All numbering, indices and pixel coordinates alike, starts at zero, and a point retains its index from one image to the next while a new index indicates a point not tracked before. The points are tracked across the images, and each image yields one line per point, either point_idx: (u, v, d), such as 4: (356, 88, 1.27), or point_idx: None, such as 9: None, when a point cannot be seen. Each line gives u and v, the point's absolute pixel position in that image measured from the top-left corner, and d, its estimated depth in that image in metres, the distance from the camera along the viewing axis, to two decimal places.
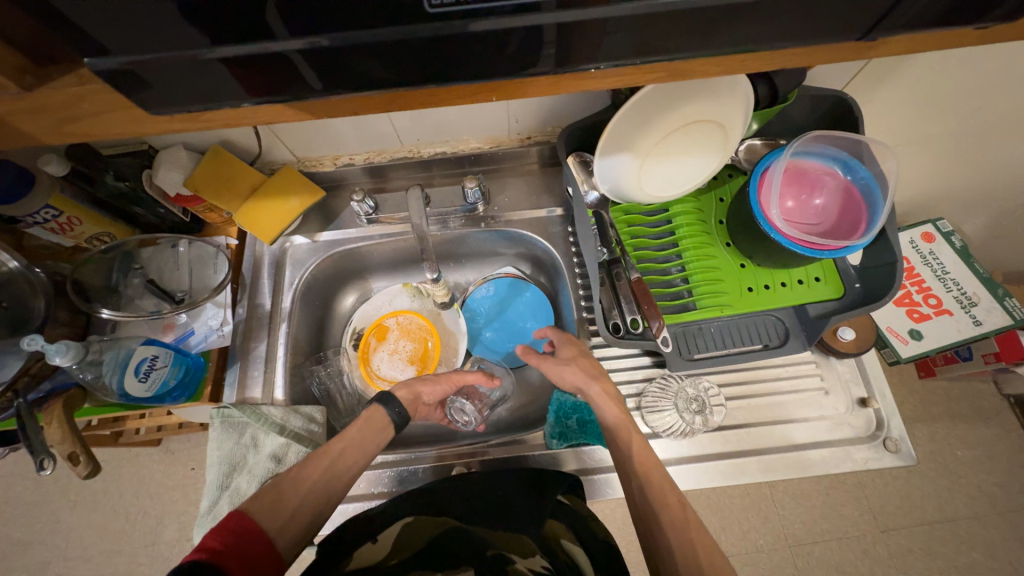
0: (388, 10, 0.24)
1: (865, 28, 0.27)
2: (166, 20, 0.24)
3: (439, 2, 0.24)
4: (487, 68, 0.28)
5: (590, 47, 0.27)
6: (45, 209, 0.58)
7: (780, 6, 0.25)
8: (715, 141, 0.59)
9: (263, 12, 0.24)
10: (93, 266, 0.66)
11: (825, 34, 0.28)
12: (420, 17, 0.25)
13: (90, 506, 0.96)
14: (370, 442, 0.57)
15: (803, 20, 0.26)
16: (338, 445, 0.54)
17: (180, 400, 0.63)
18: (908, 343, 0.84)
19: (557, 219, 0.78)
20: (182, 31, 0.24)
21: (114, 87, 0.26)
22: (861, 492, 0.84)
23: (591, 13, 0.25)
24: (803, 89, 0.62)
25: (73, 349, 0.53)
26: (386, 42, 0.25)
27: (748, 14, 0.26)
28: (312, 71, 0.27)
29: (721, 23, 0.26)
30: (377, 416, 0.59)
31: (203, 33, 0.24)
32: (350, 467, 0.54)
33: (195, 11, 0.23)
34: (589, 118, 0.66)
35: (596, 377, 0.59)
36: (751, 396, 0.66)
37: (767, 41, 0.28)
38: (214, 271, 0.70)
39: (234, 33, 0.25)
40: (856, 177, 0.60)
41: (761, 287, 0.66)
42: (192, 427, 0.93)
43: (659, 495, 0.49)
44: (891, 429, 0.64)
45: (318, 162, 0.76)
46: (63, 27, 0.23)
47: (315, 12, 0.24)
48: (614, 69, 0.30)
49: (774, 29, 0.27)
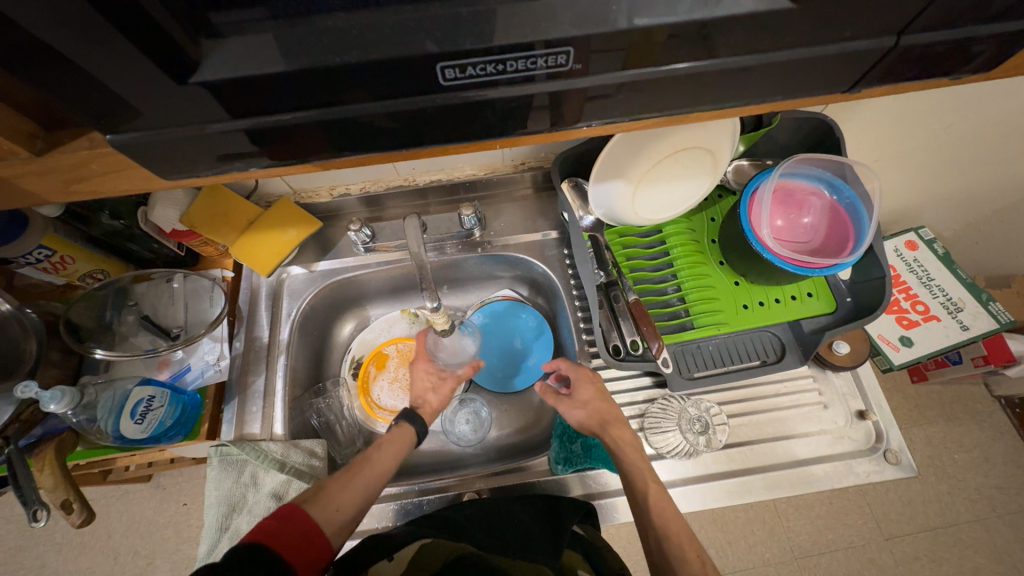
0: (401, 83, 0.26)
1: (850, 83, 0.29)
2: (194, 97, 0.25)
3: (452, 76, 0.25)
4: (490, 129, 0.29)
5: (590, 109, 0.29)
6: (38, 250, 0.58)
7: (770, 68, 0.27)
8: (705, 166, 0.60)
9: (286, 90, 0.25)
10: (85, 304, 0.65)
11: (813, 89, 0.29)
12: (435, 89, 0.26)
13: (77, 548, 0.92)
14: (399, 447, 0.63)
15: (791, 78, 0.28)
16: (377, 454, 0.60)
17: (177, 439, 0.62)
18: (900, 350, 0.86)
19: (553, 242, 0.79)
20: (209, 104, 0.26)
21: (131, 153, 0.27)
22: (863, 500, 0.85)
23: (593, 80, 0.27)
24: (786, 113, 0.65)
25: (69, 395, 0.52)
26: (397, 110, 0.27)
27: (740, 76, 0.27)
28: (327, 137, 0.28)
29: (715, 83, 0.28)
30: (407, 428, 0.65)
31: (227, 107, 0.26)
32: (387, 466, 0.59)
33: (223, 90, 0.25)
34: (581, 146, 0.68)
35: (612, 420, 0.60)
36: (752, 412, 0.66)
37: (760, 95, 0.29)
38: (210, 304, 0.69)
39: (256, 106, 0.26)
40: (841, 197, 0.62)
41: (756, 304, 0.67)
42: (184, 461, 0.91)
43: (677, 548, 0.49)
44: (890, 441, 0.64)
45: (314, 194, 0.76)
46: (90, 104, 0.24)
47: (330, 86, 0.25)
48: (602, 125, 0.31)
49: (765, 87, 0.28)
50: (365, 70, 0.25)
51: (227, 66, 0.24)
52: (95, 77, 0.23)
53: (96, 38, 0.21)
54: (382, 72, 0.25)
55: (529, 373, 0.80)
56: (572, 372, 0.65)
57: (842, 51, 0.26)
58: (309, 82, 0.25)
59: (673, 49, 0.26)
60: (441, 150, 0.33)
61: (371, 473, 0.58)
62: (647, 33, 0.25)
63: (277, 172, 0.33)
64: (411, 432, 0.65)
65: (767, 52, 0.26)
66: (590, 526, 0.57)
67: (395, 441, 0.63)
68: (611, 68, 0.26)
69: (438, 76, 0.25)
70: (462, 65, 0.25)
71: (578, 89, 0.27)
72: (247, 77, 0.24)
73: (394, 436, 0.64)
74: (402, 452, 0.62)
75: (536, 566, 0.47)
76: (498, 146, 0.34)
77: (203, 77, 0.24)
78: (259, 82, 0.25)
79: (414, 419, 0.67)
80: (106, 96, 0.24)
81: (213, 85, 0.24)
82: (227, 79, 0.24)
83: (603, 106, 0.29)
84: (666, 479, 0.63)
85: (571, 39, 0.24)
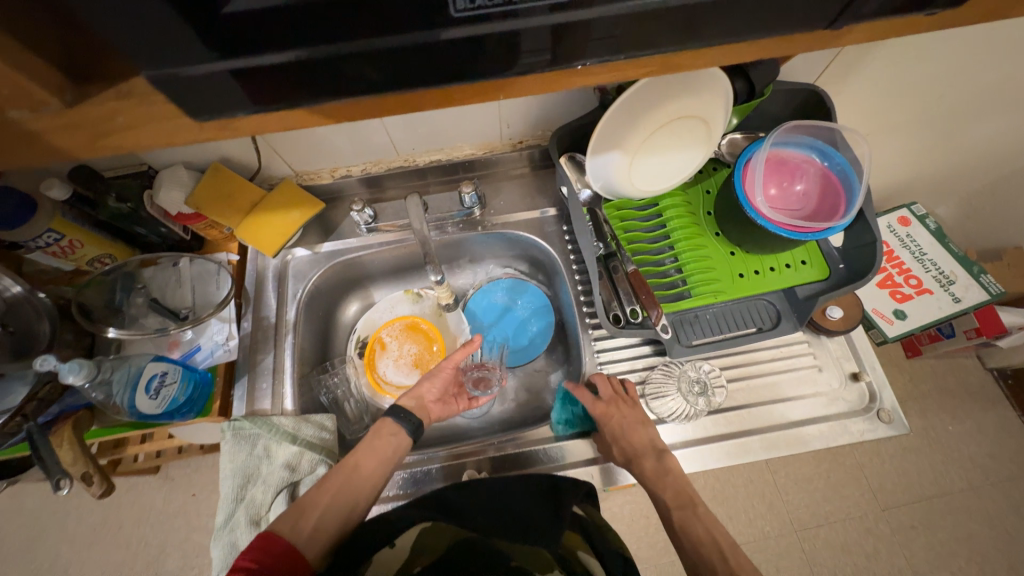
0: (412, 17, 0.27)
1: (833, 15, 0.30)
2: (213, 38, 0.26)
3: (463, 6, 0.27)
4: (492, 67, 0.30)
5: (593, 46, 0.30)
6: (47, 233, 0.59)
7: (763, 1, 0.28)
8: (698, 135, 0.62)
9: (299, 23, 0.26)
10: (95, 288, 0.67)
11: (804, 25, 0.31)
12: (445, 22, 0.27)
13: (89, 539, 0.94)
14: (386, 449, 0.62)
15: (784, 11, 0.29)
16: (354, 457, 0.59)
17: (189, 416, 0.64)
18: (894, 323, 0.88)
19: (551, 218, 0.80)
20: (227, 45, 0.26)
21: None
22: (860, 472, 0.87)
23: (592, 13, 0.28)
24: (777, 85, 0.66)
25: (86, 367, 0.54)
26: (405, 46, 0.28)
27: (735, 7, 0.29)
28: (337, 85, 0.29)
29: (708, 18, 0.29)
30: (400, 430, 0.64)
31: (247, 43, 0.26)
32: (374, 468, 0.60)
33: (243, 27, 0.26)
34: (578, 120, 0.69)
35: (637, 455, 0.60)
36: (749, 377, 0.68)
37: (751, 31, 0.31)
38: (217, 287, 0.71)
39: (269, 43, 0.26)
40: (832, 164, 0.64)
41: (752, 272, 0.69)
42: (193, 450, 0.93)
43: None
44: (883, 400, 0.66)
45: (315, 176, 0.78)
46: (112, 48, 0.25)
47: (344, 25, 0.26)
48: (598, 68, 0.32)
49: (757, 23, 0.30)
50: (377, 2, 0.26)
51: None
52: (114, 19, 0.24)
53: None
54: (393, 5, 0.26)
55: (524, 350, 0.81)
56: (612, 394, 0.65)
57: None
58: (324, 15, 0.26)
59: None
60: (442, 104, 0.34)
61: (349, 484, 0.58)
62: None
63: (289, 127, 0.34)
64: (405, 435, 0.64)
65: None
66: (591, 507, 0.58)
67: (388, 440, 0.63)
68: (611, 2, 0.27)
69: (449, 7, 0.26)
70: None
71: (582, 22, 0.28)
72: (264, 10, 0.25)
73: (386, 432, 0.63)
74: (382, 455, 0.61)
75: (536, 550, 0.52)
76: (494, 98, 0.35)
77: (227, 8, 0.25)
78: (274, 19, 0.26)
79: (398, 415, 0.64)
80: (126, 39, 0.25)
81: (233, 21, 0.25)
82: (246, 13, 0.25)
83: (604, 43, 0.30)
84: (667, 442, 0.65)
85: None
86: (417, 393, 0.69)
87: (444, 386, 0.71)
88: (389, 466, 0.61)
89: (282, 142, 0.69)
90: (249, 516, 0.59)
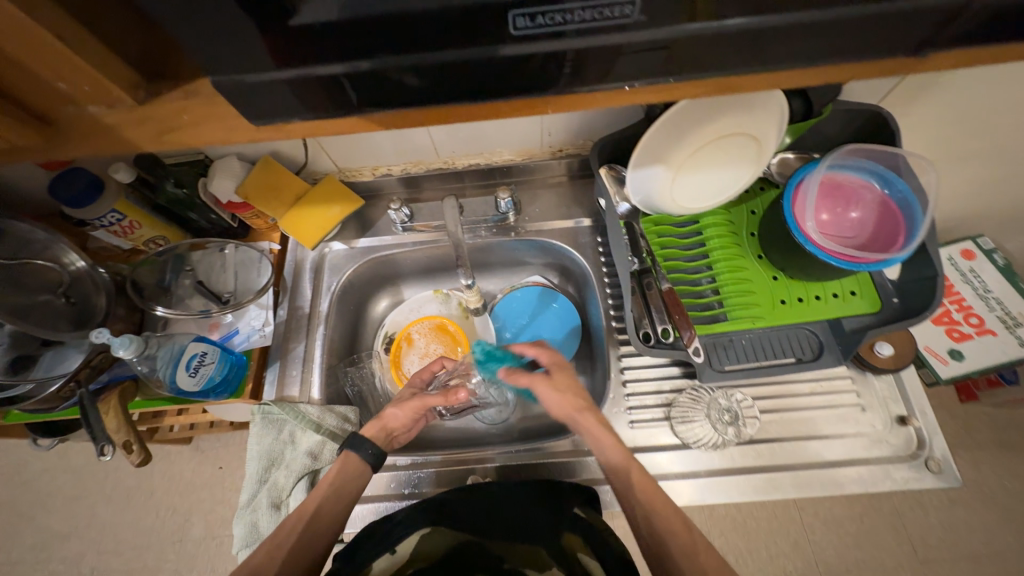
0: (475, 35, 0.27)
1: (916, 41, 0.28)
2: (282, 40, 0.27)
3: (522, 26, 0.27)
4: (547, 83, 0.30)
5: (635, 71, 0.30)
6: (111, 213, 0.63)
7: (826, 27, 0.27)
8: (748, 154, 0.59)
9: (364, 38, 0.27)
10: (149, 268, 0.72)
11: (861, 56, 0.30)
12: (504, 39, 0.27)
13: (125, 500, 1.00)
14: (349, 488, 0.58)
15: (846, 40, 0.28)
16: (309, 501, 0.56)
17: (223, 396, 0.66)
18: (948, 363, 0.81)
19: (586, 229, 0.79)
20: (296, 53, 0.27)
21: None
22: (898, 520, 0.81)
23: (652, 33, 0.27)
24: (837, 104, 0.63)
25: (135, 343, 0.57)
26: (463, 61, 0.28)
27: (791, 34, 0.28)
28: (392, 95, 0.30)
29: (767, 43, 0.28)
30: (364, 468, 0.60)
31: (314, 53, 0.27)
32: (335, 513, 0.56)
33: (311, 36, 0.27)
34: (621, 132, 0.68)
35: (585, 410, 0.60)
36: (784, 409, 0.65)
37: (809, 61, 0.30)
38: (258, 274, 0.74)
39: (333, 56, 0.27)
40: (893, 191, 0.60)
41: (795, 300, 0.65)
42: (223, 426, 0.97)
43: (665, 523, 0.51)
44: (933, 448, 0.62)
45: (357, 173, 0.80)
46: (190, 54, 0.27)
47: (407, 41, 0.27)
48: (647, 89, 0.31)
49: (817, 51, 0.29)
50: (441, 19, 0.26)
51: (317, 13, 0.26)
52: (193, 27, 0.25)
53: None
54: (454, 19, 0.26)
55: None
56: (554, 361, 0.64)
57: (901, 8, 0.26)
58: (387, 31, 0.27)
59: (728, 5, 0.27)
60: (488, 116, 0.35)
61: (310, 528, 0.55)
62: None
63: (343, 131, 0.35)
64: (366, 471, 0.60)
65: (825, 9, 0.27)
66: (592, 508, 0.58)
67: (349, 474, 0.59)
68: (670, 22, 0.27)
69: (509, 26, 0.27)
70: (534, 14, 0.26)
71: (634, 44, 0.28)
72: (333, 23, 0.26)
73: (349, 466, 0.59)
74: (343, 501, 0.57)
75: (536, 548, 0.59)
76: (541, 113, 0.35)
77: (297, 21, 0.26)
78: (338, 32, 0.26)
79: (359, 446, 0.59)
80: (199, 46, 0.26)
81: (302, 31, 0.26)
82: (312, 26, 0.26)
83: (664, 63, 0.29)
84: (690, 468, 0.63)
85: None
86: (389, 427, 0.64)
87: (413, 418, 0.67)
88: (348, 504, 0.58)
89: (330, 139, 0.71)
90: (271, 498, 0.62)
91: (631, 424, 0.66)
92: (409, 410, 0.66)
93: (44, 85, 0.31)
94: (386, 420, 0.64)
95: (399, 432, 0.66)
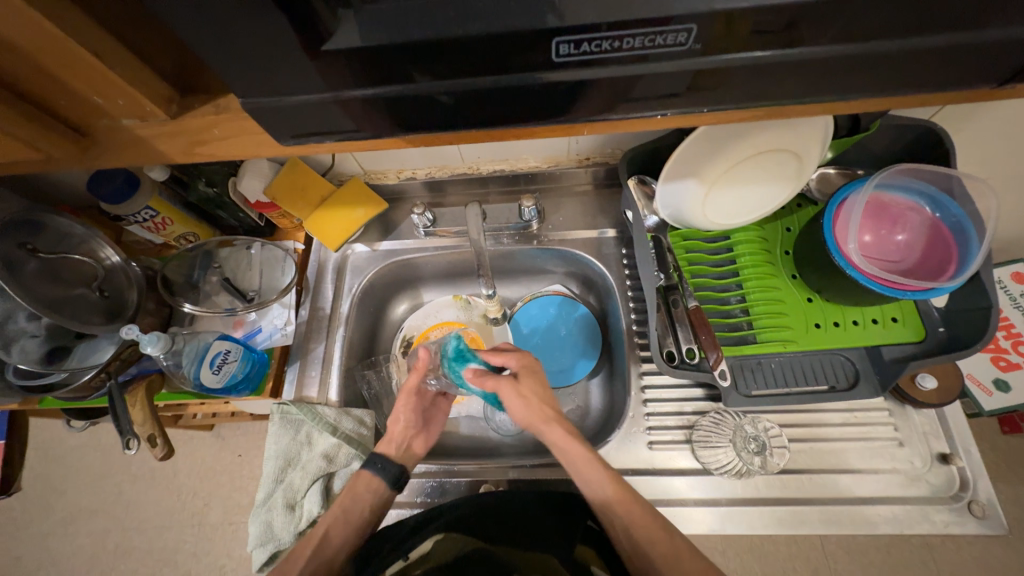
0: (516, 59, 0.27)
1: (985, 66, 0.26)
2: (321, 61, 0.27)
3: (564, 53, 0.27)
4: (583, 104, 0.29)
5: (672, 95, 0.30)
6: (145, 209, 0.65)
7: (862, 59, 0.28)
8: (788, 171, 0.57)
9: (405, 60, 0.27)
10: (177, 263, 0.73)
11: (899, 86, 0.30)
12: (547, 66, 0.28)
13: (149, 481, 1.03)
14: (359, 507, 0.60)
15: (881, 70, 0.29)
16: (323, 524, 0.58)
17: (244, 393, 0.67)
18: (992, 394, 0.76)
19: (611, 240, 0.77)
20: (334, 70, 0.27)
21: (258, 120, 0.30)
22: (928, 554, 0.76)
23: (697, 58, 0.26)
24: (887, 119, 0.59)
25: (162, 340, 0.59)
26: (502, 87, 0.29)
27: (828, 65, 0.28)
28: (429, 112, 0.30)
29: (802, 73, 0.29)
30: (378, 483, 0.61)
31: (355, 74, 0.28)
32: (350, 534, 0.59)
33: (352, 58, 0.27)
34: (652, 143, 0.66)
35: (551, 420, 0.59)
36: (813, 439, 0.62)
37: (841, 90, 0.30)
38: (282, 273, 0.75)
39: (375, 80, 0.28)
40: (946, 214, 0.56)
41: (830, 324, 0.62)
42: (243, 416, 0.99)
43: (647, 537, 0.52)
44: (977, 491, 0.58)
45: (382, 175, 0.80)
46: (232, 72, 0.27)
47: (446, 62, 0.27)
48: (677, 114, 0.33)
49: (852, 79, 0.29)
50: (482, 42, 0.26)
51: (359, 36, 0.26)
52: (235, 47, 0.25)
53: (246, 8, 0.23)
54: (496, 45, 0.26)
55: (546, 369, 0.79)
56: (521, 366, 0.62)
57: (938, 44, 0.27)
58: (426, 55, 0.27)
59: (766, 38, 0.27)
60: (519, 133, 0.35)
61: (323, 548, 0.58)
62: (736, 12, 0.25)
63: (375, 144, 0.35)
64: (385, 489, 0.61)
65: (865, 41, 0.27)
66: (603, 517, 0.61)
67: (364, 496, 0.61)
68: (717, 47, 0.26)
69: (552, 52, 0.27)
70: (578, 41, 0.26)
71: (671, 71, 0.28)
72: (375, 45, 0.26)
73: (362, 489, 0.61)
74: (355, 523, 0.59)
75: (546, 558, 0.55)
76: (572, 130, 0.35)
77: (334, 46, 0.26)
78: (378, 53, 0.26)
79: (378, 466, 0.62)
80: (241, 65, 0.26)
81: (344, 53, 0.26)
82: (342, 50, 0.26)
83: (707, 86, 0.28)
84: (711, 495, 0.60)
85: (695, 16, 0.25)
86: (396, 437, 0.65)
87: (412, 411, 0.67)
88: (362, 527, 0.60)
89: None
90: (287, 499, 0.63)
91: (650, 445, 0.64)
92: (407, 412, 0.66)
93: (85, 100, 0.32)
94: (392, 432, 0.65)
95: (412, 435, 0.67)
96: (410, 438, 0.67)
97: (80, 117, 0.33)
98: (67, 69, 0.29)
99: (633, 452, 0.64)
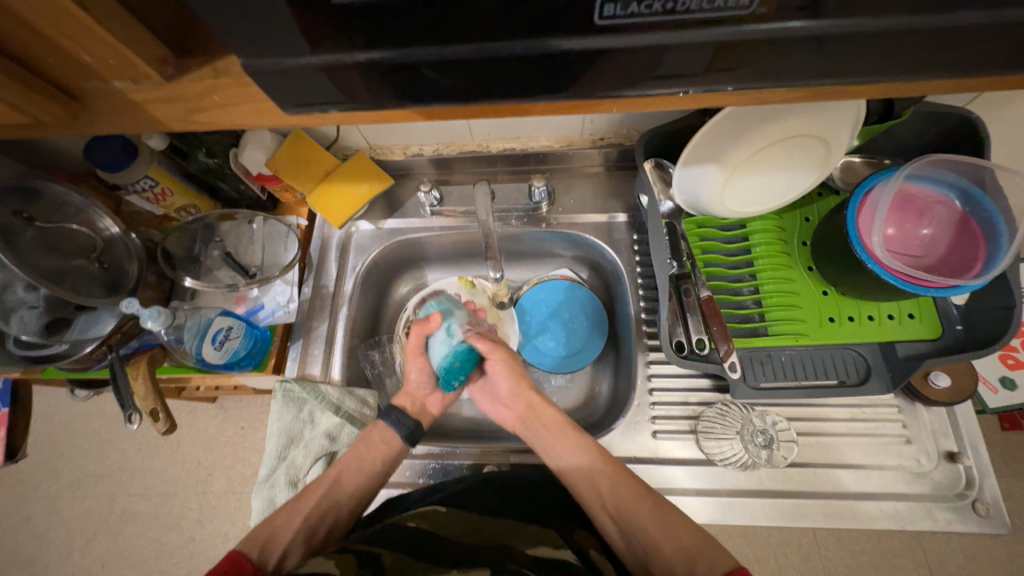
0: (549, 18, 0.25)
1: None
2: (333, 18, 0.24)
3: (608, 15, 0.24)
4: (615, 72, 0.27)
5: (708, 70, 0.28)
6: (145, 179, 0.63)
7: (920, 36, 0.25)
8: (814, 158, 0.54)
9: (423, 20, 0.25)
10: (178, 235, 0.71)
11: (953, 69, 0.28)
12: (586, 28, 0.25)
13: (153, 450, 1.04)
14: (373, 458, 0.61)
15: (939, 51, 0.26)
16: (333, 470, 0.60)
17: (247, 369, 0.67)
18: (998, 392, 0.75)
19: (621, 225, 0.75)
20: (344, 26, 0.25)
21: (264, 87, 0.28)
22: (918, 543, 0.76)
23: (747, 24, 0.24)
24: (919, 105, 0.56)
25: (163, 314, 0.58)
26: (530, 54, 0.26)
27: (884, 43, 0.26)
28: (448, 81, 0.28)
29: (854, 51, 0.26)
30: (393, 435, 0.63)
31: (369, 35, 0.25)
32: (354, 486, 0.60)
33: (367, 16, 0.24)
34: (670, 125, 0.63)
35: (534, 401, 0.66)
36: (819, 433, 0.61)
37: (893, 69, 0.28)
38: (285, 249, 0.74)
39: (388, 42, 0.26)
40: (977, 210, 0.53)
41: (844, 319, 0.60)
42: (245, 390, 0.99)
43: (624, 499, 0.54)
44: (982, 490, 0.58)
45: (388, 151, 0.77)
46: (234, 30, 0.25)
47: (471, 23, 0.25)
48: (703, 93, 0.31)
49: (906, 58, 0.27)
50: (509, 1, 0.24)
51: None
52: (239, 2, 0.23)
53: None
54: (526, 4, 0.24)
55: (540, 354, 0.78)
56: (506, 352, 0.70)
57: (1006, 19, 0.24)
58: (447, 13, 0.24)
59: (815, 8, 0.25)
60: (538, 108, 0.33)
61: (337, 489, 0.59)
62: None
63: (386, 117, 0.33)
64: (399, 441, 0.63)
65: (928, 14, 0.24)
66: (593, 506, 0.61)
67: (379, 447, 0.62)
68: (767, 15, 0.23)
69: (595, 13, 0.24)
70: (625, 2, 0.24)
71: (715, 42, 0.26)
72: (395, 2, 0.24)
73: (377, 438, 0.62)
74: (362, 477, 0.60)
75: (546, 531, 0.55)
76: (594, 109, 0.33)
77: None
78: (399, 8, 0.24)
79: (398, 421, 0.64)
80: (242, 20, 0.24)
81: (359, 10, 0.24)
82: (355, 8, 0.24)
83: None
84: (712, 486, 0.60)
85: None
86: (412, 392, 0.69)
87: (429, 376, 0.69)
88: (370, 483, 0.61)
89: None
90: (289, 476, 0.63)
91: (654, 434, 0.63)
92: (423, 373, 0.68)
93: (75, 59, 0.30)
94: (407, 387, 0.69)
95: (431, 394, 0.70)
96: (426, 395, 0.70)
97: (68, 78, 0.31)
98: (53, 25, 0.27)
99: (638, 441, 0.63)
